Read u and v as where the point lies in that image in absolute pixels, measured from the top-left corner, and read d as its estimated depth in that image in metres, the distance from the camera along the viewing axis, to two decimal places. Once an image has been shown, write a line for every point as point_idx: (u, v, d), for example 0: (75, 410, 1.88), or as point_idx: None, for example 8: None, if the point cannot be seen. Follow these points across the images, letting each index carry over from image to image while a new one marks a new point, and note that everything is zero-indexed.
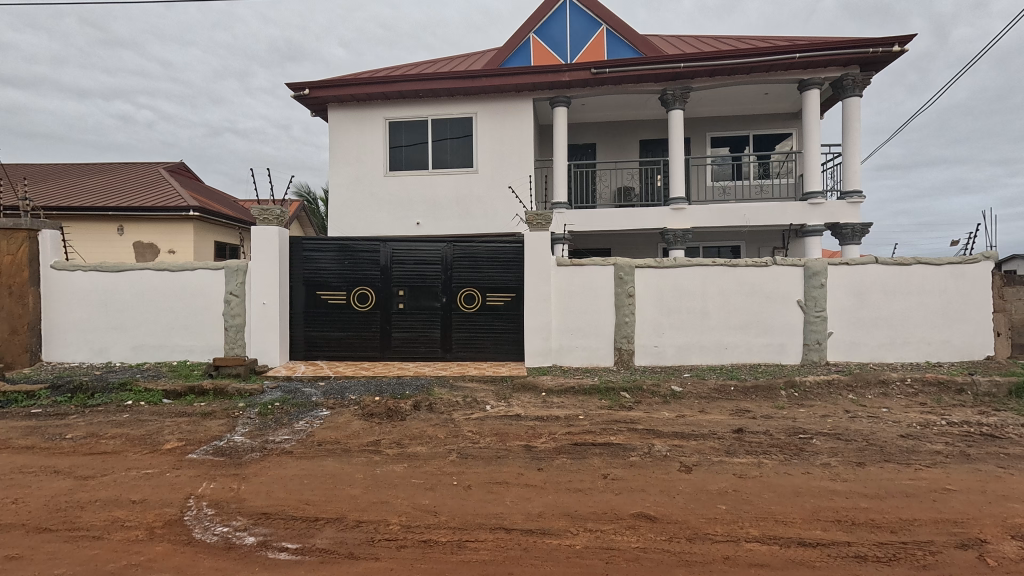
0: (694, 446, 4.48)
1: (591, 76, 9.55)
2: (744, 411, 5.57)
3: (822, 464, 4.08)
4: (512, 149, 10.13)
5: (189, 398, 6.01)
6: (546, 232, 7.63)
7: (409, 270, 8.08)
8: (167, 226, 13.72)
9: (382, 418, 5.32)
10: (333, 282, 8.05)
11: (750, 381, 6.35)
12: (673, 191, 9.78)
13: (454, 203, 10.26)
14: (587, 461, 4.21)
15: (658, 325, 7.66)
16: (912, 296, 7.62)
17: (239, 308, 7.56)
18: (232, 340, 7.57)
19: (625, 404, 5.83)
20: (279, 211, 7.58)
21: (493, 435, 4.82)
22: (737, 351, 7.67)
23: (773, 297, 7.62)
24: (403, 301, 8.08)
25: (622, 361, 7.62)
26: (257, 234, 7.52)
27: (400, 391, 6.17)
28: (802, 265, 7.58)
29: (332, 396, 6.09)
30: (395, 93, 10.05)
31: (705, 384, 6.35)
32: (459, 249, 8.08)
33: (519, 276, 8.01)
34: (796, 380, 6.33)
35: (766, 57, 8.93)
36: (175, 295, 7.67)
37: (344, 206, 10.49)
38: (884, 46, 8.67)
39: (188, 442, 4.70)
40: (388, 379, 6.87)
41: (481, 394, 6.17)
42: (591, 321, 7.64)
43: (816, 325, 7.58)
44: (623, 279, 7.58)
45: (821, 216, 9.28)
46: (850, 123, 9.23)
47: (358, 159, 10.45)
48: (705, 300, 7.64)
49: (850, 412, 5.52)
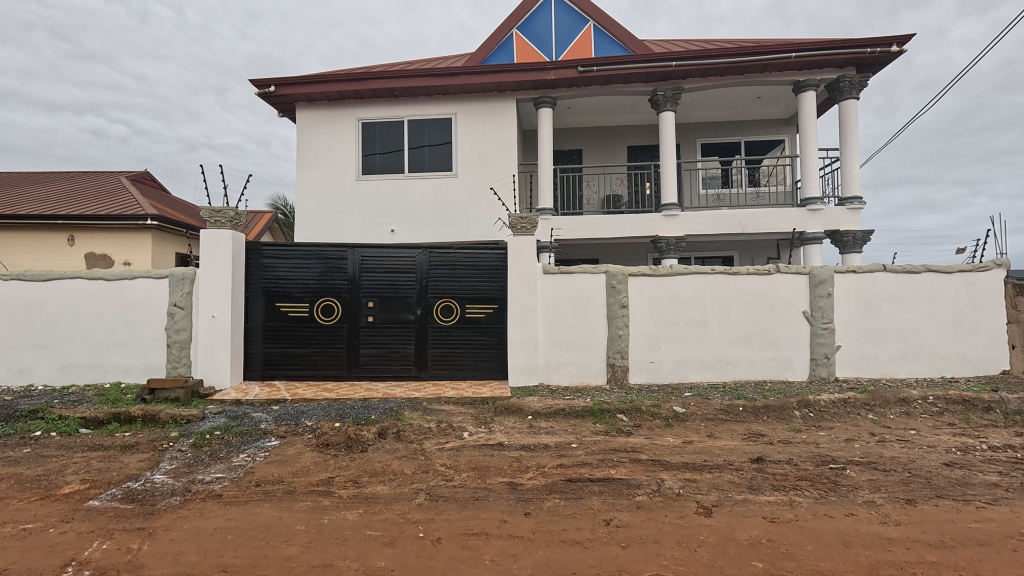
0: (710, 481, 3.76)
1: (578, 75, 9.00)
2: (758, 435, 4.89)
3: (865, 503, 3.39)
4: (494, 151, 9.50)
5: (112, 427, 5.08)
6: (531, 237, 6.95)
7: (380, 279, 7.31)
8: (124, 236, 12.73)
9: (340, 449, 4.50)
10: (295, 293, 7.22)
11: (760, 401, 5.68)
12: (664, 197, 9.23)
13: (432, 209, 9.56)
14: (584, 504, 3.44)
15: (655, 338, 6.99)
16: (923, 305, 7.09)
17: (184, 322, 6.69)
18: (176, 359, 6.67)
19: (622, 428, 5.09)
20: (233, 213, 6.76)
21: (470, 469, 4.03)
22: (740, 366, 7.03)
23: (777, 307, 7.02)
24: (373, 313, 7.28)
25: (615, 378, 6.92)
26: (208, 237, 6.70)
27: (364, 416, 5.35)
28: (807, 273, 7.02)
29: (285, 423, 5.24)
30: (369, 91, 9.37)
31: (710, 404, 5.66)
32: (437, 256, 7.35)
33: (501, 286, 7.30)
34: (810, 399, 5.70)
35: (760, 56, 8.48)
36: (111, 307, 6.76)
37: (313, 211, 9.69)
38: (882, 45, 8.26)
39: (93, 484, 3.81)
40: (352, 402, 6.02)
41: (457, 419, 5.38)
42: (581, 335, 6.94)
43: (823, 338, 7.00)
44: (615, 288, 6.92)
45: (821, 222, 8.81)
46: (848, 127, 8.81)
47: (329, 162, 9.70)
48: (704, 311, 7.01)
49: (877, 435, 4.88)
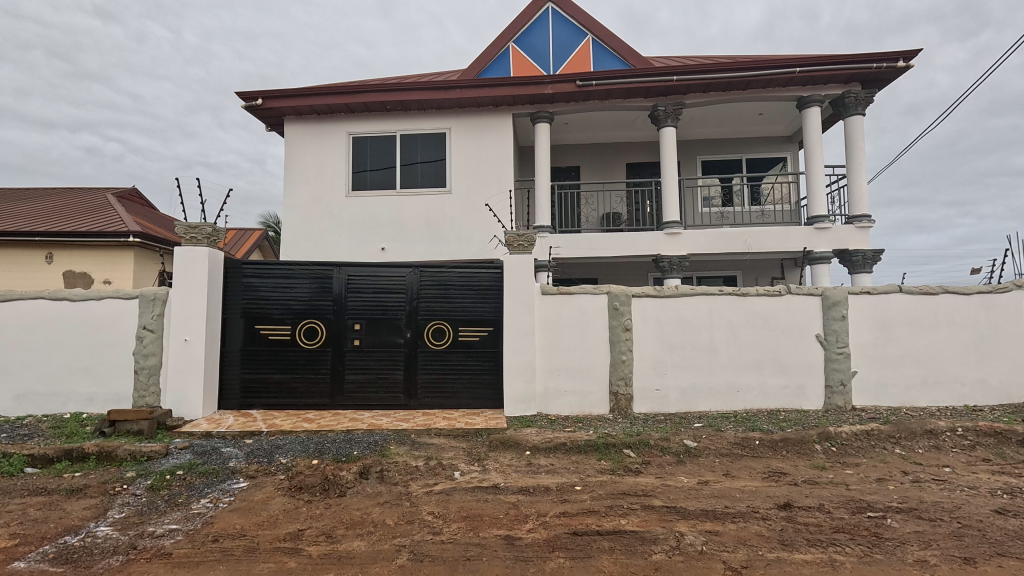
0: (735, 534, 3.30)
1: (576, 89, 8.72)
2: (779, 475, 4.43)
3: (918, 563, 2.94)
4: (489, 167, 9.17)
5: (61, 466, 4.55)
6: (528, 255, 6.55)
7: (368, 300, 6.87)
8: (105, 253, 12.23)
9: (315, 493, 4.00)
10: (276, 314, 6.76)
11: (777, 433, 5.23)
12: (666, 214, 8.89)
13: (424, 227, 9.17)
14: (593, 565, 2.96)
15: (660, 364, 6.55)
16: (942, 329, 6.70)
17: (154, 346, 6.20)
18: (143, 387, 6.16)
19: (629, 466, 4.62)
20: (211, 230, 6.35)
21: (461, 519, 3.54)
22: (750, 394, 6.59)
23: (789, 330, 6.63)
24: (359, 337, 6.81)
25: (618, 407, 6.46)
26: (182, 255, 6.25)
27: (346, 452, 4.86)
28: (820, 294, 6.65)
29: (257, 460, 4.73)
30: (360, 104, 9.05)
31: (723, 437, 5.21)
32: (428, 275, 6.93)
33: (497, 307, 6.88)
34: (831, 432, 5.27)
35: (764, 71, 8.24)
36: (74, 331, 6.26)
37: (300, 228, 9.28)
38: (888, 60, 8.05)
39: (24, 540, 3.29)
40: (334, 435, 5.52)
41: (448, 455, 4.89)
42: (582, 360, 6.50)
43: (839, 363, 6.59)
44: (618, 310, 6.51)
45: (829, 241, 8.48)
46: (855, 143, 8.56)
47: (318, 177, 9.33)
48: (712, 335, 6.60)
49: (910, 474, 4.44)
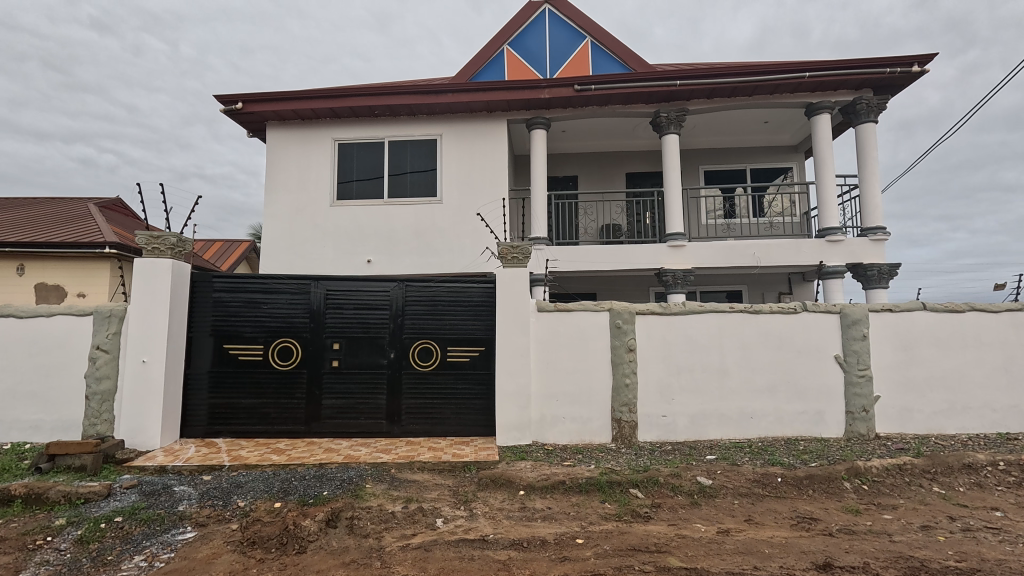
0: None
1: (574, 94, 8.26)
2: (810, 522, 3.87)
3: None
4: (482, 175, 8.68)
5: None
6: (524, 269, 6.02)
7: (348, 317, 6.30)
8: (79, 265, 11.56)
9: (270, 549, 3.40)
10: (248, 333, 6.19)
11: (801, 469, 4.67)
12: (669, 226, 8.41)
13: (413, 238, 8.64)
14: None
15: (667, 389, 6.00)
16: (970, 350, 6.18)
17: (108, 369, 5.61)
18: (95, 415, 5.54)
19: (637, 510, 4.05)
20: (175, 240, 5.77)
21: None
22: (765, 421, 6.04)
23: (806, 351, 6.10)
24: (338, 357, 6.23)
25: (622, 436, 5.89)
26: (142, 267, 5.68)
27: (315, 493, 4.27)
28: (838, 312, 6.14)
29: (211, 503, 4.13)
30: (345, 109, 8.56)
31: (741, 473, 4.65)
32: (414, 290, 6.38)
33: (489, 325, 6.33)
34: (861, 467, 4.71)
35: (772, 76, 7.83)
36: (20, 351, 5.66)
37: (281, 240, 8.73)
38: (903, 65, 7.64)
39: None
40: (305, 470, 4.91)
41: (432, 496, 4.30)
42: (581, 384, 5.94)
43: (860, 387, 6.05)
44: (621, 329, 5.97)
45: (841, 255, 8.01)
46: (867, 152, 8.13)
47: (301, 186, 8.82)
48: (723, 356, 6.06)
49: (958, 521, 3.88)
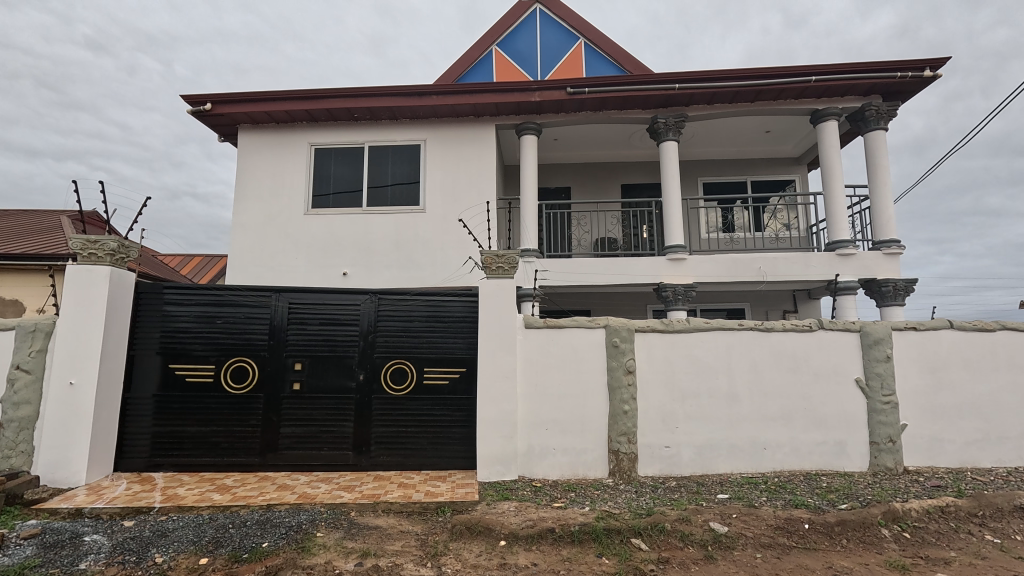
0: None
1: (566, 97, 7.74)
2: None
3: None
4: (468, 182, 8.12)
5: None
6: (509, 281, 5.38)
7: (312, 334, 5.61)
8: (39, 277, 10.69)
9: None
10: (198, 351, 5.48)
11: (831, 513, 3.99)
12: (669, 238, 7.86)
13: (392, 249, 8.01)
14: None
15: (670, 416, 5.32)
16: (1003, 373, 5.58)
17: (28, 392, 4.87)
18: (9, 446, 4.78)
19: (642, 568, 3.35)
20: (116, 244, 5.07)
21: None
22: (780, 453, 5.37)
23: (823, 374, 5.47)
24: (300, 379, 5.52)
25: (620, 471, 5.19)
26: (75, 274, 4.99)
27: (252, 547, 3.51)
28: (858, 330, 5.53)
29: (121, 560, 3.37)
30: (322, 111, 8.00)
31: (761, 518, 3.96)
32: (387, 304, 5.72)
33: (471, 343, 5.67)
34: (899, 510, 4.04)
35: (777, 79, 7.36)
36: None
37: (251, 250, 8.08)
38: (914, 69, 7.22)
39: None
40: (248, 513, 4.16)
41: (395, 549, 3.57)
42: (574, 410, 5.26)
43: (885, 415, 5.41)
44: (618, 349, 5.32)
45: (853, 269, 7.47)
46: (877, 161, 7.65)
47: (273, 193, 8.20)
48: (732, 379, 5.41)
49: None
